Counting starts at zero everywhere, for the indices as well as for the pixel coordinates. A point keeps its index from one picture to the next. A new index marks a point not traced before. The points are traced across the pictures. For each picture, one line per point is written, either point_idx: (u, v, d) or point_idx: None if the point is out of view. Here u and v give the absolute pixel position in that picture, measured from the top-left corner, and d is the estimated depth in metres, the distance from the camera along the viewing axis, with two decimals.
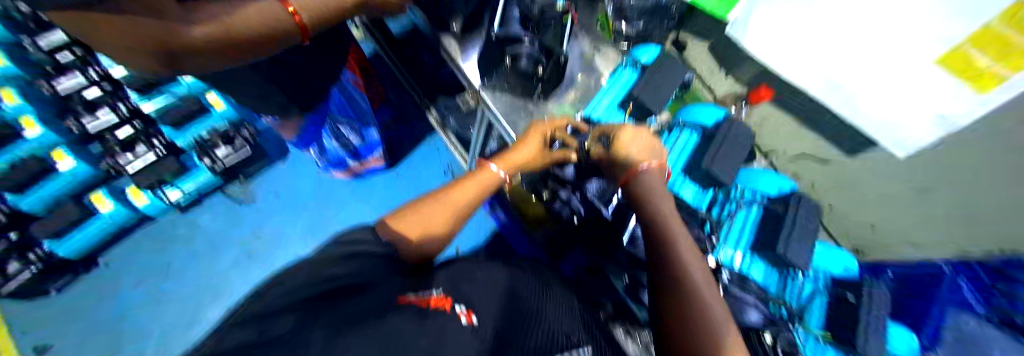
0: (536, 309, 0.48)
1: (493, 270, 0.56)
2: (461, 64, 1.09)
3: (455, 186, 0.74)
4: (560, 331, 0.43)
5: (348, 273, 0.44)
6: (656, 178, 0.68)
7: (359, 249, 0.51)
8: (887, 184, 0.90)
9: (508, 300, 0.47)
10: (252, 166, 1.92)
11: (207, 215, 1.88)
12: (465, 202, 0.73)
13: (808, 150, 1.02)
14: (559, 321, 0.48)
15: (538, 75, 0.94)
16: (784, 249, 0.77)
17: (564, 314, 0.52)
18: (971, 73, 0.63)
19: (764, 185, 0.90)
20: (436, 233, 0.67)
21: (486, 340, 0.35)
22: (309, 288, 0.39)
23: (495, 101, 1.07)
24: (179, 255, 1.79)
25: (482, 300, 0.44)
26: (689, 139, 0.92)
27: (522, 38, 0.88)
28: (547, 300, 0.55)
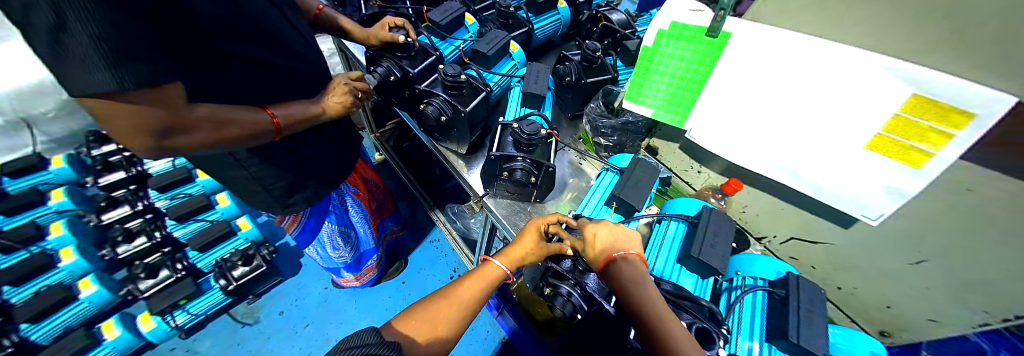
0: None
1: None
2: (465, 176, 1.27)
3: (463, 281, 0.79)
4: None
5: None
6: (638, 267, 0.72)
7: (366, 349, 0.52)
8: (877, 259, 0.92)
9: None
10: (262, 286, 1.95)
11: (207, 340, 1.82)
12: (472, 298, 0.77)
13: (797, 233, 1.08)
14: None
15: (531, 182, 1.08)
16: (796, 337, 0.74)
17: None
18: (899, 155, 0.73)
19: (762, 270, 0.93)
20: (443, 335, 0.70)
21: None
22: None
23: (497, 206, 1.20)
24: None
25: None
26: (678, 229, 0.99)
27: (516, 155, 1.06)
28: None
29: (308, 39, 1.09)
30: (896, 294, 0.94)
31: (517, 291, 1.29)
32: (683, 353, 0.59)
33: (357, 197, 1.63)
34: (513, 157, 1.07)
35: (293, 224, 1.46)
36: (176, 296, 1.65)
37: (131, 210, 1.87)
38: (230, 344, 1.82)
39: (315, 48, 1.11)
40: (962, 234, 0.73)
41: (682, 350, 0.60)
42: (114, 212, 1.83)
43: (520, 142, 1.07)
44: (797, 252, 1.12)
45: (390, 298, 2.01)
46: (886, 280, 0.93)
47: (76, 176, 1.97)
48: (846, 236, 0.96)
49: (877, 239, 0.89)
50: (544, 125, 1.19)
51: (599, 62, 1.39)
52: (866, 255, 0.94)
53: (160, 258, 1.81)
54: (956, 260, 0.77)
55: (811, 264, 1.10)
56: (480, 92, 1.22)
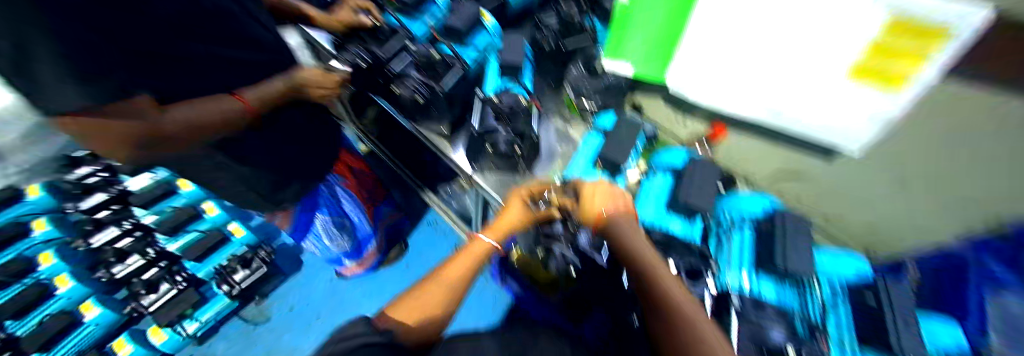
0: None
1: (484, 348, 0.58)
2: (450, 154, 1.23)
3: (450, 261, 0.81)
4: None
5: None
6: (625, 221, 0.75)
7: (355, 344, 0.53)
8: (863, 189, 0.93)
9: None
10: (266, 286, 2.03)
11: (226, 341, 1.90)
12: (460, 274, 0.79)
13: (781, 171, 1.10)
14: None
15: (516, 154, 1.06)
16: (784, 264, 0.79)
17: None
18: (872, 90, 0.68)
19: (751, 208, 0.94)
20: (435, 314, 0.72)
21: None
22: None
23: (487, 180, 1.19)
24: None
25: None
26: (666, 180, 0.99)
27: (498, 128, 1.04)
28: None
29: (264, 29, 1.01)
30: (878, 217, 0.97)
31: (517, 259, 1.33)
32: (686, 310, 0.62)
33: (348, 187, 1.58)
34: (496, 130, 1.05)
35: (287, 219, 1.49)
36: (183, 305, 1.70)
37: (120, 229, 1.74)
38: (248, 341, 1.91)
39: (274, 37, 1.04)
40: (933, 160, 0.71)
41: (684, 308, 0.62)
42: (101, 234, 1.70)
43: (501, 114, 1.06)
44: (785, 186, 1.14)
45: (395, 282, 2.08)
46: (869, 204, 0.95)
47: None
48: (831, 170, 0.96)
49: (858, 171, 0.89)
50: (525, 94, 1.18)
51: (575, 22, 1.40)
52: (848, 185, 0.94)
53: (158, 273, 1.74)
54: (929, 183, 0.77)
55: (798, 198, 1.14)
56: (457, 69, 1.19)
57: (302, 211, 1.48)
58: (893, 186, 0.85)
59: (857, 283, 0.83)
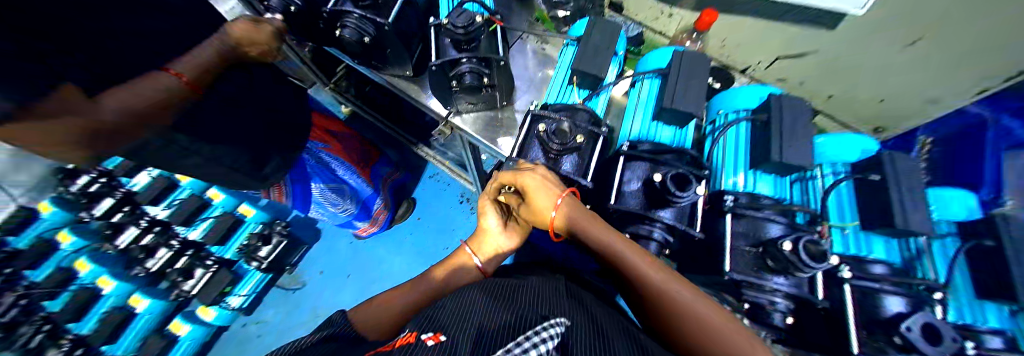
0: (544, 312, 0.45)
1: (487, 291, 0.52)
2: (426, 101, 1.17)
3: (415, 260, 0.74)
4: (532, 310, 0.45)
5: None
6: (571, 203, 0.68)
7: (322, 334, 0.46)
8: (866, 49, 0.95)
9: (518, 310, 0.45)
10: (293, 256, 2.11)
11: (269, 310, 2.04)
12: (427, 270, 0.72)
13: (780, 51, 1.10)
14: (543, 304, 0.48)
15: (486, 84, 0.96)
16: (778, 154, 0.73)
17: (570, 306, 0.50)
18: None
19: (746, 100, 0.87)
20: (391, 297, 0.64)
21: (467, 345, 0.36)
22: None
23: (467, 124, 1.14)
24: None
25: (480, 312, 0.43)
26: (653, 86, 0.92)
27: (459, 57, 0.89)
28: (554, 295, 0.52)
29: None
30: (879, 87, 1.03)
31: None
32: (638, 267, 0.59)
33: (333, 152, 1.56)
34: (458, 59, 0.90)
35: (282, 192, 1.51)
36: (220, 285, 1.82)
37: (139, 229, 1.78)
38: (288, 306, 2.04)
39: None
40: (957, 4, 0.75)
41: (636, 266, 0.60)
42: (124, 235, 1.74)
43: (459, 42, 0.90)
44: (787, 70, 1.14)
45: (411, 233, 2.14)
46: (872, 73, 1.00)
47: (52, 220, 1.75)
48: (835, 34, 0.96)
49: (866, 28, 0.91)
50: (482, 12, 1.01)
51: None
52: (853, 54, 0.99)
53: (188, 261, 1.84)
54: (948, 30, 0.81)
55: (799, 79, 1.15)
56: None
57: (295, 182, 1.47)
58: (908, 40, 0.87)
59: (862, 161, 0.79)
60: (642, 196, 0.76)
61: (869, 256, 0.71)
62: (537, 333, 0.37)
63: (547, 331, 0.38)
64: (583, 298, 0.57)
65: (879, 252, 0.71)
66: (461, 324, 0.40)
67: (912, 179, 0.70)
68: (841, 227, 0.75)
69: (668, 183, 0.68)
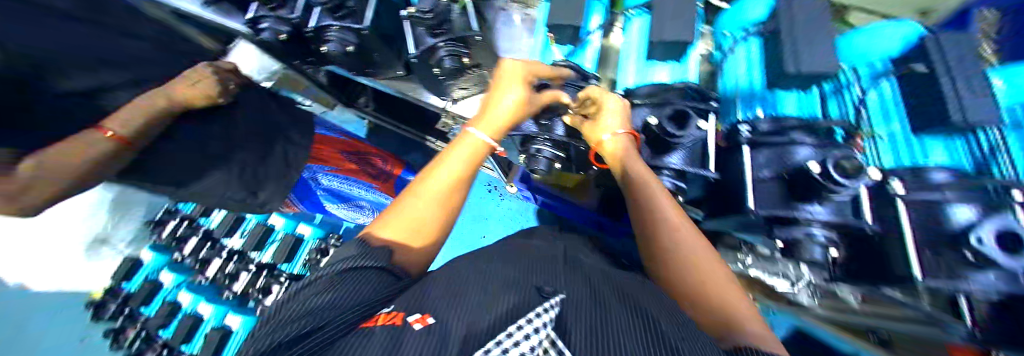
0: (541, 287, 0.45)
1: (490, 268, 0.51)
2: (422, 97, 1.21)
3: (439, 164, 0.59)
4: (532, 288, 0.44)
5: (344, 304, 0.40)
6: (628, 144, 0.67)
7: (362, 263, 0.47)
8: None
9: (513, 288, 0.44)
10: None
11: None
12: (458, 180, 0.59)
13: None
14: (542, 279, 0.47)
15: (468, 65, 0.96)
16: (795, 66, 0.63)
17: (571, 280, 0.49)
18: None
19: (750, 10, 0.75)
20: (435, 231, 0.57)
21: (457, 334, 0.34)
22: (288, 331, 0.35)
23: (465, 110, 1.16)
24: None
25: (476, 295, 0.43)
26: (645, 23, 0.84)
27: (435, 43, 0.91)
28: (558, 273, 0.50)
29: (151, 40, 0.92)
30: None
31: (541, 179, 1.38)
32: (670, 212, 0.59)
33: (345, 172, 1.62)
34: (435, 45, 0.92)
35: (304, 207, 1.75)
36: None
37: (223, 258, 1.88)
38: None
39: (171, 55, 0.98)
40: None
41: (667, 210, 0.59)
42: (211, 266, 1.86)
43: (431, 27, 0.90)
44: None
45: None
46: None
47: (164, 260, 1.85)
48: None
49: None
50: None
51: None
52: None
53: (263, 281, 1.86)
54: None
55: None
56: None
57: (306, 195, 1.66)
58: None
59: (908, 50, 0.68)
60: (648, 144, 0.71)
61: (929, 163, 0.62)
62: (531, 321, 0.34)
63: (541, 311, 0.37)
64: (586, 266, 0.56)
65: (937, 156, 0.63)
66: (457, 311, 0.39)
67: (966, 69, 0.60)
68: (876, 138, 0.70)
69: (665, 128, 0.65)
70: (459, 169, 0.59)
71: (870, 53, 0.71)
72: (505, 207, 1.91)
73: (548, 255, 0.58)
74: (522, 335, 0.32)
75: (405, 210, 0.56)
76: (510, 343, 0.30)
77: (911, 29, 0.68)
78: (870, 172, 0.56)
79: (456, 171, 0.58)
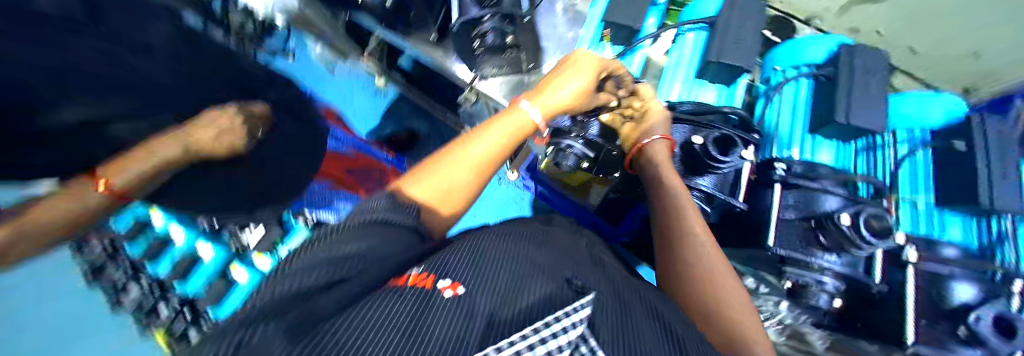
0: (570, 278, 0.39)
1: (516, 247, 0.44)
2: (450, 66, 1.12)
3: (482, 131, 0.56)
4: (567, 279, 0.38)
5: (372, 256, 0.37)
6: (663, 149, 0.64)
7: (389, 218, 0.43)
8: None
9: (541, 273, 0.38)
10: None
11: None
12: (493, 154, 0.56)
13: None
14: (574, 272, 0.43)
15: (510, 44, 0.93)
16: (845, 116, 0.65)
17: (595, 275, 0.45)
18: None
19: (809, 52, 0.77)
20: (464, 200, 0.55)
21: (485, 309, 0.28)
22: (312, 272, 0.32)
23: (492, 89, 1.08)
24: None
25: (505, 272, 0.37)
26: (699, 39, 0.82)
27: (481, 15, 0.86)
28: (590, 271, 0.47)
29: None
30: (978, 37, 0.89)
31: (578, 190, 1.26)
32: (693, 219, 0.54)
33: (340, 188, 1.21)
34: (480, 17, 0.87)
35: None
36: None
37: None
38: None
39: None
40: None
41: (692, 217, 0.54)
42: None
43: None
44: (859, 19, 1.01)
45: None
46: (957, 28, 0.90)
47: None
48: None
49: None
50: None
51: None
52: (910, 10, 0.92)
53: None
54: None
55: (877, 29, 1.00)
56: None
57: None
58: None
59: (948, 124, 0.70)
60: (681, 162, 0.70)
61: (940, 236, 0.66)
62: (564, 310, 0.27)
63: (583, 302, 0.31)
64: (610, 268, 0.55)
65: (951, 233, 0.67)
66: (480, 279, 0.34)
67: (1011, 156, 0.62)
68: (908, 201, 0.71)
69: (709, 147, 0.66)
70: (500, 144, 0.56)
71: (921, 120, 0.72)
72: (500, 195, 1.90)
73: (575, 247, 0.56)
74: (546, 323, 0.24)
75: (436, 176, 0.52)
76: (539, 328, 0.23)
77: (956, 105, 0.71)
78: (897, 236, 0.58)
79: (497, 144, 0.55)
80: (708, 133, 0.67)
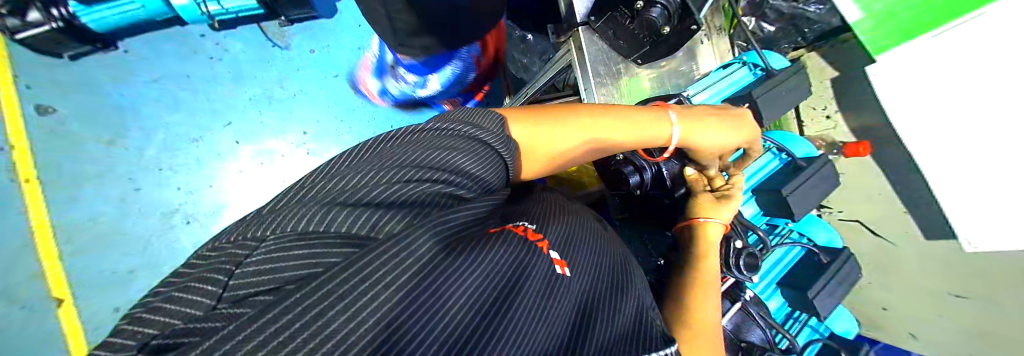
0: (648, 317, 0.55)
1: (601, 251, 0.59)
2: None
3: (609, 116, 0.71)
4: (635, 306, 0.55)
5: (475, 176, 0.49)
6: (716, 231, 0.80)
7: (504, 152, 0.55)
8: (928, 275, 1.20)
9: (616, 289, 0.55)
10: (295, 12, 1.68)
11: (237, 45, 1.71)
12: (603, 140, 0.72)
13: (868, 219, 1.29)
14: (635, 289, 0.59)
15: (661, 33, 1.04)
16: (814, 294, 0.90)
17: (644, 296, 0.62)
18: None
19: (816, 232, 1.02)
20: (562, 154, 0.72)
21: (568, 294, 0.45)
22: (433, 172, 0.44)
23: (589, 42, 1.11)
24: (174, 164, 1.60)
25: (588, 270, 0.52)
26: (770, 164, 0.97)
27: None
28: (638, 285, 0.63)
29: None
30: (901, 302, 1.28)
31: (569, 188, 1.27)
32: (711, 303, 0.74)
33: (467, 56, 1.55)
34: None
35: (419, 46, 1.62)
36: None
37: None
38: (260, 57, 1.73)
39: None
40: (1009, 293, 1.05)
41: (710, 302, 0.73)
42: None
43: None
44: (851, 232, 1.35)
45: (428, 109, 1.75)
46: (904, 286, 1.26)
47: None
48: (922, 244, 1.19)
49: (944, 252, 1.15)
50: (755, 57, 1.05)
51: None
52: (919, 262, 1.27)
53: None
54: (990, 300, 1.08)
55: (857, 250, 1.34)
56: None
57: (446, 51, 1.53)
58: (952, 292, 1.16)
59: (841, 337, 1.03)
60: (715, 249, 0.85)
61: None
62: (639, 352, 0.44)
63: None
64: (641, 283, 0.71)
65: None
66: (577, 271, 0.49)
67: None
68: None
69: (739, 264, 0.82)
70: (610, 137, 0.72)
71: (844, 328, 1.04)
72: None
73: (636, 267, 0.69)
74: None
75: (558, 129, 0.68)
76: None
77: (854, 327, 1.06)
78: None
79: (610, 133, 0.71)
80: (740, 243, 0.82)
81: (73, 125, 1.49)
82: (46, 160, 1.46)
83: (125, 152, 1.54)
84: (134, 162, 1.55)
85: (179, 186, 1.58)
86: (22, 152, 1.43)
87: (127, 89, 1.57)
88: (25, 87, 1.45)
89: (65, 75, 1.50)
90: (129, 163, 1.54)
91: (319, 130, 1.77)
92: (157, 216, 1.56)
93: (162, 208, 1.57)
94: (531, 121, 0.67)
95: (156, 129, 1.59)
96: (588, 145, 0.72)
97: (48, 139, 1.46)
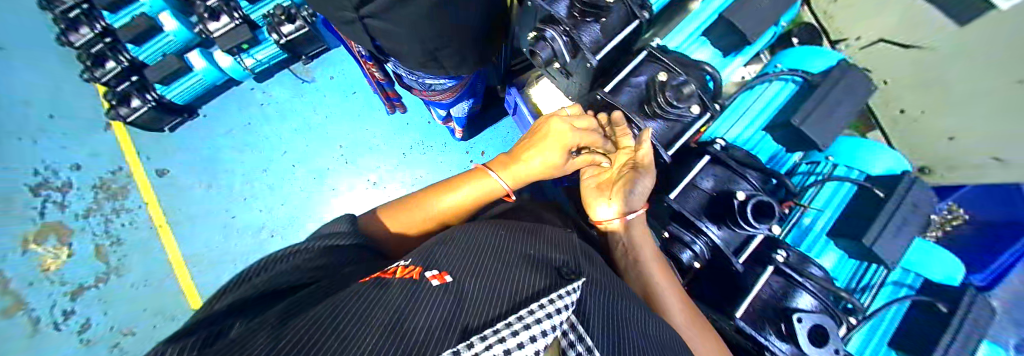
0: (559, 265, 0.56)
1: (502, 240, 0.61)
2: None
3: (450, 188, 0.90)
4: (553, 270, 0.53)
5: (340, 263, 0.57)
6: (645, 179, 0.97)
7: (349, 241, 0.71)
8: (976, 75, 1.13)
9: (529, 264, 0.53)
10: (311, 49, 1.98)
11: (276, 89, 2.08)
12: (449, 206, 0.89)
13: (886, 35, 1.29)
14: (550, 259, 0.59)
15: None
16: (800, 121, 1.05)
17: (568, 252, 0.66)
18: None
19: (812, 62, 1.20)
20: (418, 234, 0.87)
21: (456, 292, 0.42)
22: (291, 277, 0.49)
23: None
24: (251, 193, 1.97)
25: (479, 264, 0.51)
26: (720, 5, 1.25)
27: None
28: (553, 250, 0.63)
29: None
30: (958, 124, 1.29)
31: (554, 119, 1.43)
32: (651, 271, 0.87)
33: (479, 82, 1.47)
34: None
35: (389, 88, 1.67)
36: (239, 39, 1.74)
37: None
38: (295, 93, 2.08)
39: None
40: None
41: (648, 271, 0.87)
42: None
43: None
44: (871, 52, 1.39)
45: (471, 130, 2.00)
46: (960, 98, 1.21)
47: None
48: (956, 34, 1.09)
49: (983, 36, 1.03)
50: None
51: None
52: (956, 57, 1.14)
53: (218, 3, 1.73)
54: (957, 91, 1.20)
55: (883, 77, 1.40)
56: None
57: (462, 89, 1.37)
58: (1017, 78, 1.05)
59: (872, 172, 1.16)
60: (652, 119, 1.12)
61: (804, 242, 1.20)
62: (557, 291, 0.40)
63: (564, 295, 0.39)
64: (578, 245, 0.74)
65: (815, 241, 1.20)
66: (465, 270, 0.48)
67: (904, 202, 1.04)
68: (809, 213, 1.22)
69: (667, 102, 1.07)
70: (461, 200, 0.89)
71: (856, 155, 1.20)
72: (495, 119, 2.03)
73: (569, 241, 0.74)
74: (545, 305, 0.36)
75: (411, 213, 0.87)
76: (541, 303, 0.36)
77: (870, 146, 1.21)
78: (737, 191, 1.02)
79: (458, 196, 0.89)
80: (694, 86, 1.07)
81: (179, 181, 1.97)
82: (169, 208, 1.95)
83: (219, 189, 1.97)
84: (224, 197, 1.96)
85: (259, 208, 1.94)
86: (155, 207, 1.94)
87: (209, 145, 2.02)
88: (149, 161, 1.98)
89: (171, 145, 2.01)
90: (221, 197, 1.96)
91: (350, 141, 2.02)
92: (247, 236, 1.92)
93: (252, 229, 1.92)
94: (394, 211, 0.89)
95: (234, 169, 2.00)
96: (441, 217, 0.88)
97: (168, 195, 1.96)
